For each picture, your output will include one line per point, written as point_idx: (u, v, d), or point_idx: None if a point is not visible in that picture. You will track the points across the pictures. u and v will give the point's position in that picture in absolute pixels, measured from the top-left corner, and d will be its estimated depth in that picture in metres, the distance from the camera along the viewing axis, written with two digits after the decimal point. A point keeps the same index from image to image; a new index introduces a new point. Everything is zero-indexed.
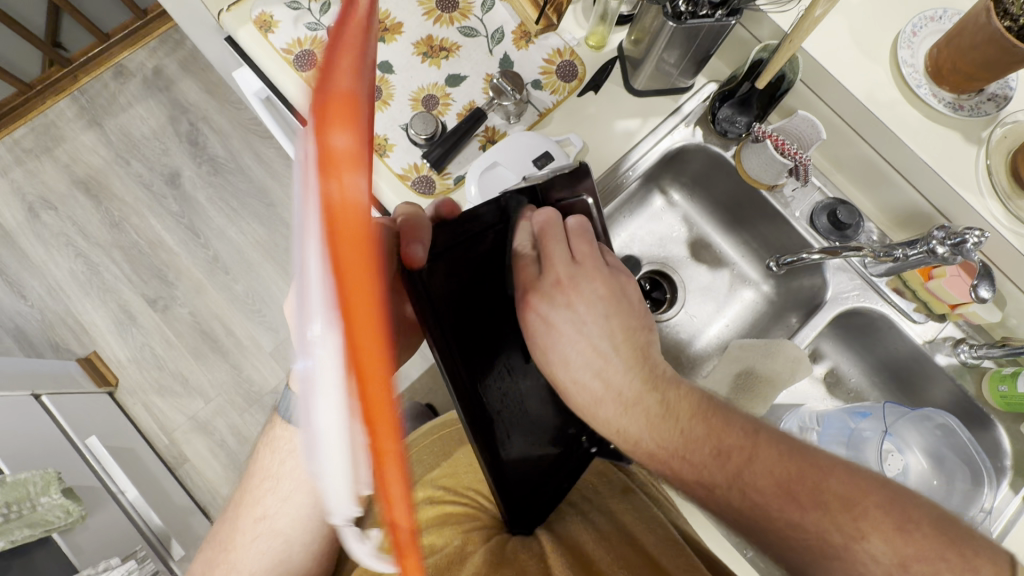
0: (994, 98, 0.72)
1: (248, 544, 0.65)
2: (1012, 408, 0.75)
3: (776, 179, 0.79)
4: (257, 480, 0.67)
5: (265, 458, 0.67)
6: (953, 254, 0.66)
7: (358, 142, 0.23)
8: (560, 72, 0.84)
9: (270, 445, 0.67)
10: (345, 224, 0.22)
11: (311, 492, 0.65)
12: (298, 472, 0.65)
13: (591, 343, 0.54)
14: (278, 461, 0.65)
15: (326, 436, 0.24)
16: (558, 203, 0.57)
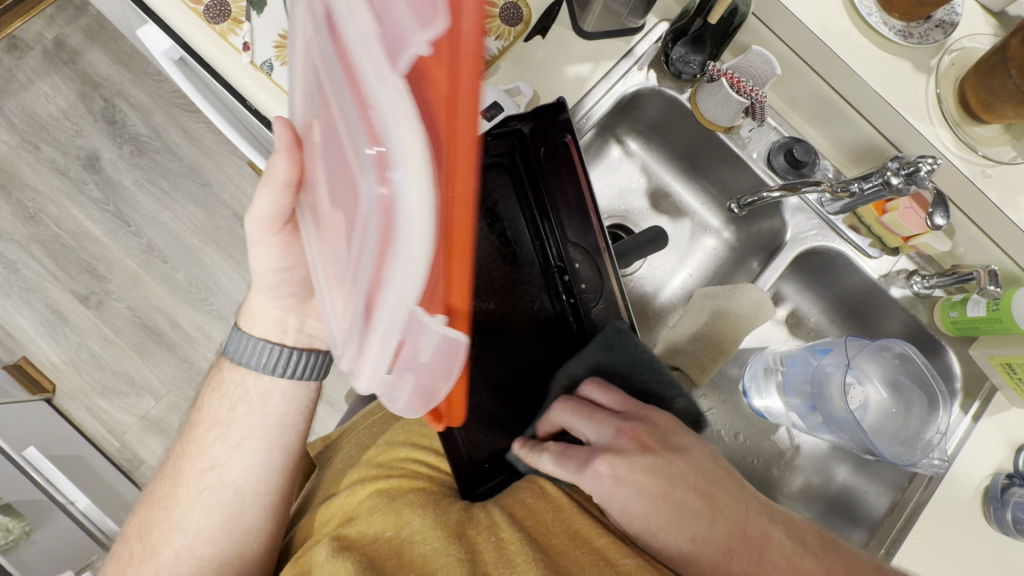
0: (942, 25, 0.71)
1: (194, 498, 0.60)
2: (962, 332, 0.78)
3: (733, 121, 0.77)
4: (202, 429, 0.62)
5: (211, 405, 0.63)
6: (907, 184, 0.67)
7: None
8: (504, 15, 0.77)
9: (218, 389, 0.63)
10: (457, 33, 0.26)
11: (265, 439, 0.62)
12: (252, 418, 0.62)
13: (648, 492, 0.54)
14: (227, 407, 0.62)
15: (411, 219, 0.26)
16: (536, 148, 0.64)
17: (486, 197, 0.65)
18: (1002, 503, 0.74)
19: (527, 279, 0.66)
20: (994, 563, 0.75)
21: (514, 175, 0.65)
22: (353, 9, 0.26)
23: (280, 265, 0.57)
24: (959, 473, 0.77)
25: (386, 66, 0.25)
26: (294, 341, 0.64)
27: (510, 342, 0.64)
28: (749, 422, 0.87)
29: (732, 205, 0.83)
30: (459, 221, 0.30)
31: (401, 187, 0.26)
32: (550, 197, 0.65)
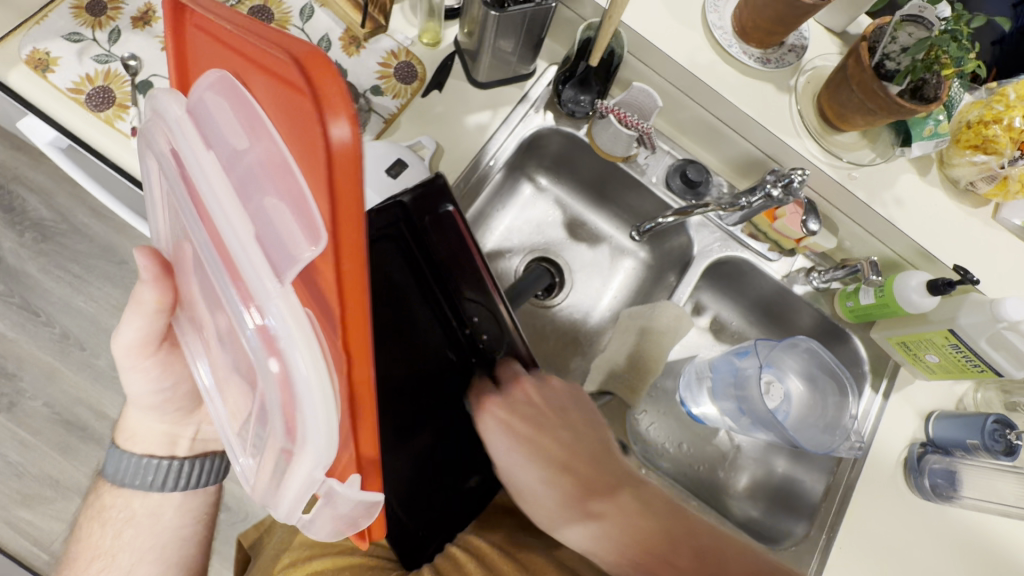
0: (794, 49, 0.79)
1: None
2: (861, 318, 0.85)
3: (628, 150, 0.82)
4: (86, 562, 0.59)
5: (91, 534, 0.59)
6: (786, 195, 0.73)
7: (355, 131, 0.22)
8: (399, 74, 0.80)
9: (100, 515, 0.60)
10: (344, 242, 0.25)
11: (160, 559, 0.60)
12: (143, 541, 0.59)
13: (551, 440, 0.60)
14: (110, 534, 0.59)
15: (310, 394, 0.28)
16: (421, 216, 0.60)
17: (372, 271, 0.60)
18: (919, 471, 0.81)
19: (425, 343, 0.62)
20: (921, 529, 0.80)
21: (405, 246, 0.61)
22: (232, 222, 0.28)
23: (159, 384, 0.57)
24: (879, 449, 0.83)
25: (275, 281, 0.27)
26: (187, 452, 0.61)
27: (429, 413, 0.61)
28: (690, 432, 0.90)
29: (634, 233, 0.89)
30: (364, 404, 0.30)
31: (294, 363, 0.28)
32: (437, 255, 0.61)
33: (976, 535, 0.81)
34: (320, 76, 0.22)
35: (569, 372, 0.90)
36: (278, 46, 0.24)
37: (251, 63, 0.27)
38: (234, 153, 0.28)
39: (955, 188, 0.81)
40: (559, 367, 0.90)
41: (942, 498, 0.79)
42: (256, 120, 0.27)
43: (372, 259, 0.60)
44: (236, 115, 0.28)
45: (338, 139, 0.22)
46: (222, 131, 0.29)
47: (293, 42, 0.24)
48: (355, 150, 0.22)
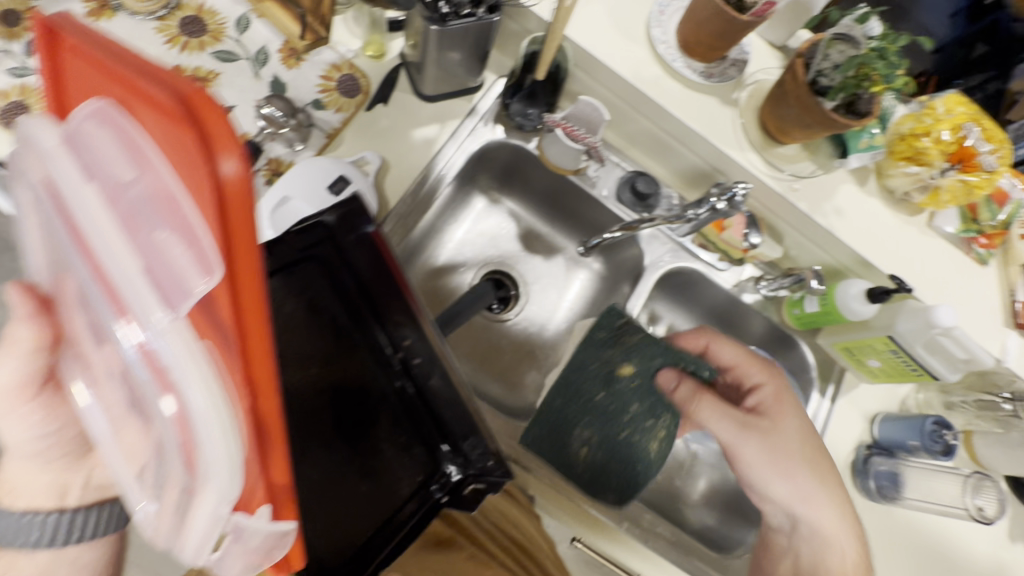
0: (737, 63, 0.80)
1: None
2: (807, 325, 0.86)
3: (577, 163, 0.82)
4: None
5: None
6: (731, 207, 0.74)
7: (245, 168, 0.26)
8: (342, 88, 0.78)
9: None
10: (238, 263, 0.29)
11: None
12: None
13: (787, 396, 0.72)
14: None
15: (208, 420, 0.28)
16: (348, 238, 0.58)
17: (295, 296, 0.60)
18: (865, 473, 0.83)
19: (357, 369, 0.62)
20: (868, 530, 0.82)
21: (330, 271, 0.61)
22: (118, 257, 0.29)
23: (42, 429, 0.49)
24: (829, 453, 0.85)
25: (166, 313, 0.29)
26: (79, 501, 0.51)
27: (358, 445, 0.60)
28: None
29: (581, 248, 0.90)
30: (267, 415, 0.33)
31: (190, 400, 0.28)
32: (368, 278, 0.60)
33: (920, 534, 0.83)
34: (210, 119, 0.25)
35: (525, 387, 0.89)
36: (160, 83, 0.25)
37: (130, 94, 0.27)
38: (117, 186, 0.29)
39: (892, 198, 0.83)
40: (515, 382, 0.89)
41: (885, 497, 0.82)
42: (133, 152, 0.28)
43: (300, 282, 0.60)
44: (110, 144, 0.29)
45: (228, 176, 0.26)
46: (105, 164, 0.29)
47: (171, 77, 0.25)
48: (246, 181, 0.26)
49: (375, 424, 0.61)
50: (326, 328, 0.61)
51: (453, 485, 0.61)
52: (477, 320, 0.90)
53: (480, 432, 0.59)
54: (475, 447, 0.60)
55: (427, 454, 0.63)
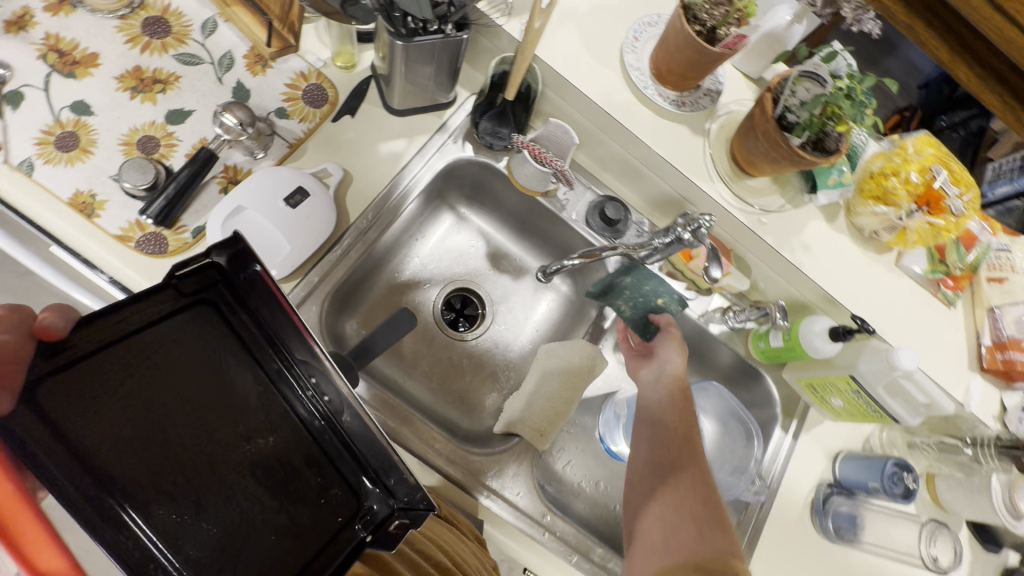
0: (710, 94, 0.80)
1: None
2: (772, 359, 0.86)
3: (546, 186, 0.81)
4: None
5: None
6: (695, 239, 0.73)
7: None
8: (308, 97, 0.76)
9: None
10: None
11: None
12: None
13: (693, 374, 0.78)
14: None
15: None
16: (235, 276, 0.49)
17: (185, 339, 0.48)
18: (824, 514, 0.82)
19: (256, 426, 0.49)
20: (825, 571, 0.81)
21: (221, 309, 0.49)
22: None
23: None
24: (789, 490, 0.83)
25: None
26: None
27: (259, 517, 0.47)
28: (608, 469, 0.88)
29: (540, 274, 0.88)
30: None
31: None
32: (264, 317, 0.50)
33: None
34: None
35: (484, 410, 0.86)
36: None
37: None
38: None
39: (861, 236, 0.83)
40: (475, 403, 0.86)
41: (842, 539, 0.80)
42: None
43: (183, 329, 0.48)
44: None
45: None
46: None
47: None
48: None
49: (296, 485, 0.49)
50: (222, 375, 0.49)
51: (378, 521, 0.51)
52: (440, 339, 0.89)
53: (401, 466, 0.51)
54: (401, 480, 0.52)
55: (349, 488, 0.51)
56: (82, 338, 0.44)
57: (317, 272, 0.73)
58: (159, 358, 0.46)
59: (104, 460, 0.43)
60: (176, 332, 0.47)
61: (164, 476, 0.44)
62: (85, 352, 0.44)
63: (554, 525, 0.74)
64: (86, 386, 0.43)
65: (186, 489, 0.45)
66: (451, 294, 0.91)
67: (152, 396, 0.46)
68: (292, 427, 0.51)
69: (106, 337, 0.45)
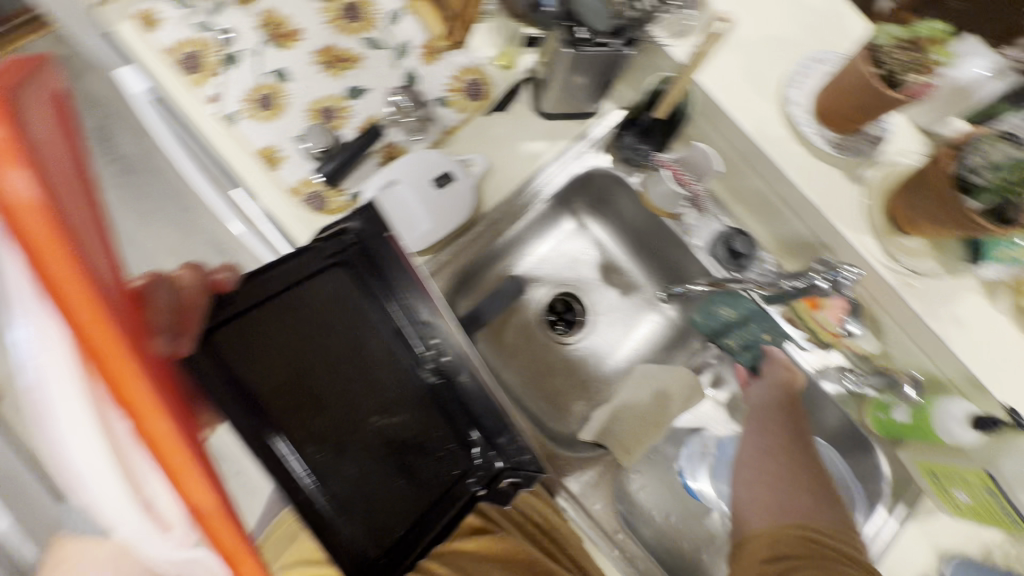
0: (871, 139, 0.75)
1: None
2: (890, 434, 0.79)
3: (675, 208, 0.81)
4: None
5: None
6: (831, 288, 0.69)
7: (32, 179, 0.26)
8: (468, 91, 0.82)
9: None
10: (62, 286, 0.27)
11: None
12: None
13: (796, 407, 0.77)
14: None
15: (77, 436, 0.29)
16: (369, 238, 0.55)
17: (326, 298, 0.54)
18: None
19: (383, 379, 0.55)
20: None
21: (355, 271, 0.55)
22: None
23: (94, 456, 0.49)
24: None
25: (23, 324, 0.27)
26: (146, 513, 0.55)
27: (386, 460, 0.54)
28: (683, 505, 0.85)
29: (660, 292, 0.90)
30: (169, 448, 0.31)
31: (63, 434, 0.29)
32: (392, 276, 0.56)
33: None
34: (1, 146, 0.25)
35: (570, 414, 0.88)
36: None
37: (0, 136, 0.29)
38: None
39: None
40: (561, 407, 0.88)
41: None
42: None
43: (324, 287, 0.54)
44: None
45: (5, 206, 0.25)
46: None
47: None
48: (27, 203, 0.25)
49: (417, 435, 0.56)
50: (356, 329, 0.55)
51: (489, 477, 0.58)
52: (539, 338, 0.91)
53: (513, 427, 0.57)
54: (513, 442, 0.58)
55: (461, 442, 0.58)
56: (243, 291, 0.50)
57: (448, 252, 0.79)
58: (305, 312, 0.53)
59: (262, 398, 0.49)
60: (318, 290, 0.54)
61: (308, 418, 0.51)
62: (245, 304, 0.50)
63: (625, 544, 0.73)
64: (248, 332, 0.50)
65: (326, 433, 0.52)
66: (555, 296, 0.93)
67: (299, 345, 0.52)
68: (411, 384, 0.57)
69: (261, 293, 0.51)
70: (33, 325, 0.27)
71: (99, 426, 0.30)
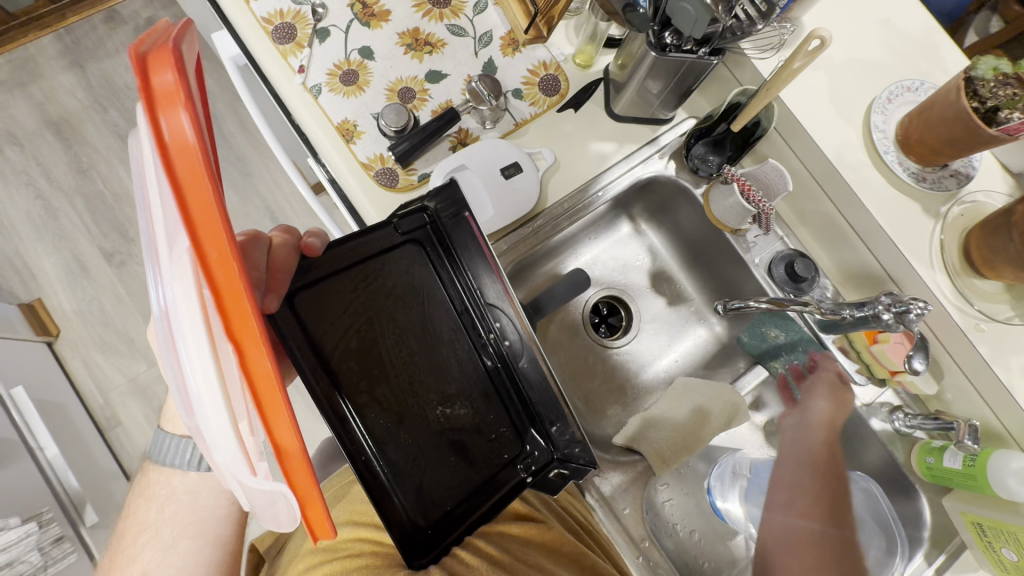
0: (957, 175, 0.73)
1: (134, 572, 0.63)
2: (937, 481, 0.76)
3: (740, 224, 0.79)
4: (133, 535, 0.65)
5: (140, 509, 0.67)
6: (896, 322, 0.67)
7: (193, 123, 0.30)
8: (543, 85, 0.82)
9: (146, 493, 0.67)
10: (202, 220, 0.31)
11: (198, 535, 0.65)
12: (182, 516, 0.65)
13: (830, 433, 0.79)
14: (156, 509, 0.65)
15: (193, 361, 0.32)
16: (443, 220, 0.60)
17: (400, 275, 0.59)
18: None
19: (445, 356, 0.60)
20: None
21: (428, 253, 0.61)
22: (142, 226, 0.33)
23: None
24: None
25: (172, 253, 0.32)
26: None
27: (440, 432, 0.58)
28: (708, 523, 0.84)
29: (718, 305, 0.86)
30: (267, 389, 0.32)
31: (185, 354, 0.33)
32: (461, 257, 0.61)
33: None
34: (170, 100, 0.31)
35: (606, 417, 0.88)
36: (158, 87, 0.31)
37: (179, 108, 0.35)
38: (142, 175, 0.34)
39: None
40: (597, 409, 0.88)
41: None
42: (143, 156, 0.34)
43: (399, 263, 0.59)
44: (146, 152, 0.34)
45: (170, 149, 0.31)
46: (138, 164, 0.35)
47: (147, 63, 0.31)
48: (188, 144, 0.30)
49: (473, 416, 0.60)
50: (425, 306, 0.60)
51: (537, 466, 0.61)
52: (582, 337, 0.91)
53: (568, 419, 0.60)
54: (563, 433, 0.61)
55: (514, 429, 0.61)
56: (327, 257, 0.57)
57: (507, 242, 0.79)
58: (380, 285, 0.58)
59: (335, 359, 0.55)
60: (395, 266, 0.59)
61: (374, 383, 0.56)
62: (330, 270, 0.57)
63: (649, 553, 0.74)
64: (329, 297, 0.56)
65: (389, 399, 0.56)
66: (603, 298, 0.93)
67: (372, 314, 0.57)
68: (471, 364, 0.61)
69: (343, 262, 0.57)
70: (172, 258, 0.32)
71: (213, 354, 0.32)
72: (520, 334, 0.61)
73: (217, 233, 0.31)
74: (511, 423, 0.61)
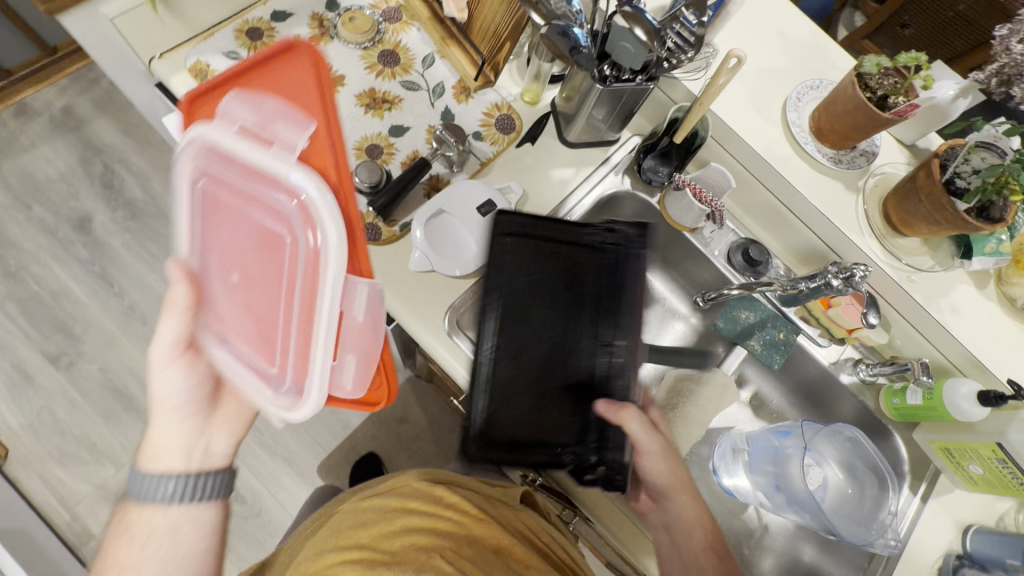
0: (865, 154, 0.85)
1: None
2: (904, 417, 0.86)
3: (696, 223, 0.89)
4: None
5: (116, 552, 0.58)
6: (845, 286, 0.76)
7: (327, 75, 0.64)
8: (499, 125, 0.89)
9: (121, 535, 0.59)
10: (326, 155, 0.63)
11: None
12: (164, 556, 0.59)
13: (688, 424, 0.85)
14: (136, 549, 0.58)
15: (325, 219, 0.57)
16: (627, 235, 0.76)
17: (597, 270, 0.77)
18: None
19: (609, 339, 0.77)
20: None
21: (619, 264, 0.76)
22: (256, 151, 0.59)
23: (186, 384, 0.61)
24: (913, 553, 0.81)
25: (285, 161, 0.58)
26: (196, 466, 0.62)
27: (516, 391, 0.72)
28: (719, 500, 0.89)
29: (699, 299, 0.93)
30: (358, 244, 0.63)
31: (325, 230, 0.58)
32: (629, 289, 0.76)
33: None
34: (308, 84, 0.64)
35: None
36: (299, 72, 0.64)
37: (269, 85, 0.63)
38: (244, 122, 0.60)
39: (1010, 306, 0.82)
40: None
41: None
42: (258, 108, 0.60)
43: (590, 267, 0.76)
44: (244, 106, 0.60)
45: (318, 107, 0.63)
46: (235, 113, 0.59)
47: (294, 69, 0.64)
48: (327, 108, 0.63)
49: (556, 405, 0.74)
50: (613, 311, 0.77)
51: (581, 462, 0.74)
52: None
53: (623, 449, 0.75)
54: (608, 454, 0.75)
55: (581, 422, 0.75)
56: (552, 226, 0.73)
57: None
58: (593, 267, 0.76)
59: (534, 314, 0.74)
60: (596, 265, 0.76)
61: (510, 315, 0.72)
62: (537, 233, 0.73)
63: None
64: (530, 258, 0.73)
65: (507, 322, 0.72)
66: None
67: (543, 284, 0.74)
68: (617, 365, 0.76)
69: (575, 238, 0.75)
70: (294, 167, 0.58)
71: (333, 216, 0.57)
72: (631, 363, 0.76)
73: (332, 158, 0.63)
74: (580, 419, 0.75)
